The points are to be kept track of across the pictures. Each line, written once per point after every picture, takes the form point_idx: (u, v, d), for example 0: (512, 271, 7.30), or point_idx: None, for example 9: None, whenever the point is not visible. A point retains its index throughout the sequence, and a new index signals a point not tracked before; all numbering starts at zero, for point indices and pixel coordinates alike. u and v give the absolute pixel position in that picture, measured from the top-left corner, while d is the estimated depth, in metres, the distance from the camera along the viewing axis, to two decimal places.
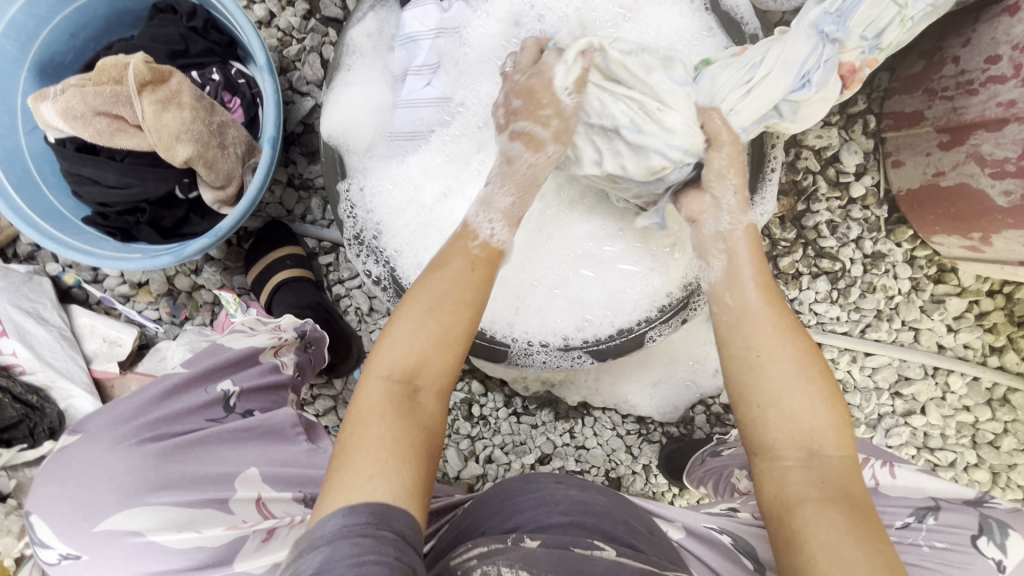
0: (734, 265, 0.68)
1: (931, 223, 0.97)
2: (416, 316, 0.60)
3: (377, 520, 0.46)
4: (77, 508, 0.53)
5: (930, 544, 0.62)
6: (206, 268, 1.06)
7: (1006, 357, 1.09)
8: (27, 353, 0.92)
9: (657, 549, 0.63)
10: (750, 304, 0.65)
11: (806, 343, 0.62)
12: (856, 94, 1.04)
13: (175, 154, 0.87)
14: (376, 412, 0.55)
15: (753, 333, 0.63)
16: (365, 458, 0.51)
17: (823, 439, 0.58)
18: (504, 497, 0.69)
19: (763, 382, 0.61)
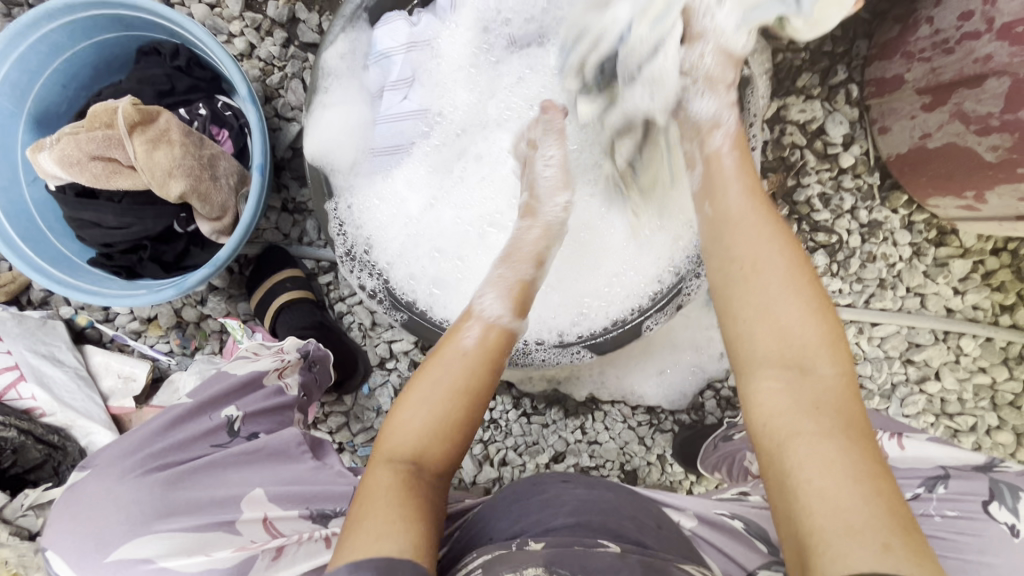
0: (716, 174, 0.66)
1: (924, 186, 0.96)
2: (424, 389, 0.61)
3: (385, 572, 0.45)
4: (87, 541, 0.55)
5: (940, 513, 0.61)
6: (211, 298, 1.09)
7: (1018, 314, 1.08)
8: (45, 395, 0.94)
9: (670, 542, 0.64)
10: (731, 213, 0.63)
11: (793, 254, 0.60)
12: (836, 65, 1.03)
13: (170, 190, 0.90)
14: (384, 493, 0.53)
15: (736, 245, 0.61)
16: (372, 523, 0.50)
17: (813, 355, 0.55)
18: (514, 498, 0.70)
19: (749, 296, 0.59)
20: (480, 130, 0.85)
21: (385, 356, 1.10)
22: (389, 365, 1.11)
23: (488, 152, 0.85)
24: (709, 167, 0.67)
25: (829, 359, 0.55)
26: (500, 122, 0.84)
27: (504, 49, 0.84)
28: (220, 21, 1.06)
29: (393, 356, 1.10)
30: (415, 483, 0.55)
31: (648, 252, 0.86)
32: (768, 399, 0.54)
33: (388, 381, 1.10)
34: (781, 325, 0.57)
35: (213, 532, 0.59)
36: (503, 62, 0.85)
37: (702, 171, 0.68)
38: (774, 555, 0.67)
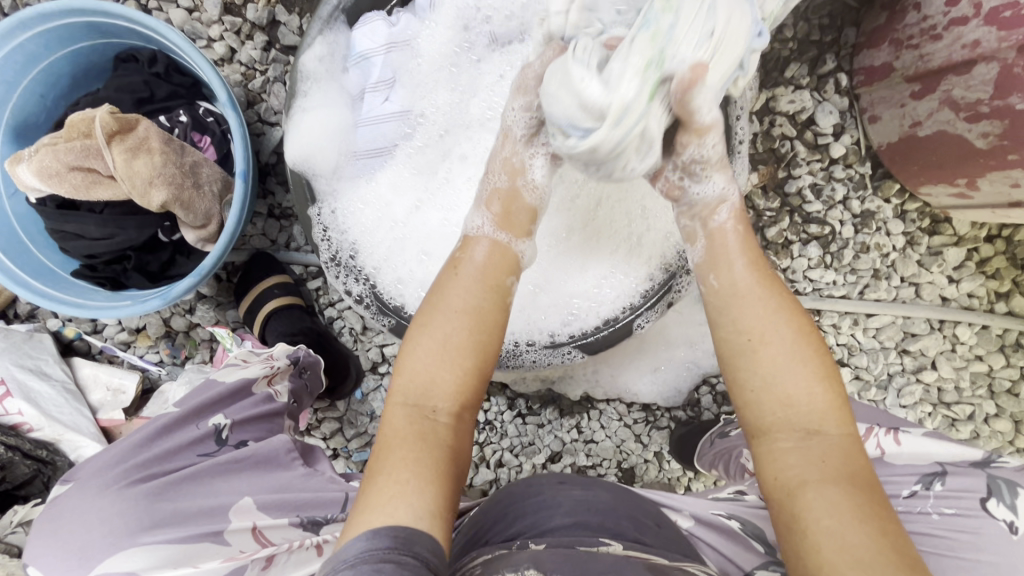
0: (719, 247, 0.68)
1: (915, 174, 0.95)
2: (433, 322, 0.63)
3: (401, 544, 0.45)
4: (72, 553, 0.56)
5: (938, 511, 0.61)
6: (200, 306, 1.08)
7: (1014, 301, 1.07)
8: (32, 411, 0.92)
9: (668, 543, 0.63)
10: (739, 287, 0.65)
11: (800, 323, 0.62)
12: (824, 54, 1.02)
13: (152, 199, 0.89)
14: (406, 436, 0.57)
15: (743, 316, 0.63)
16: (388, 479, 0.53)
17: (819, 419, 0.57)
18: (506, 502, 0.69)
19: (758, 365, 0.60)
20: (462, 127, 0.83)
21: (377, 360, 1.09)
22: (382, 369, 1.10)
23: (472, 151, 0.83)
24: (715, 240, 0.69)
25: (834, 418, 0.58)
26: (485, 122, 0.82)
27: (486, 47, 0.83)
28: (199, 26, 1.04)
29: (385, 360, 1.10)
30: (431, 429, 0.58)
31: (638, 253, 0.84)
32: (780, 459, 0.57)
33: (381, 385, 1.10)
34: (792, 397, 0.59)
35: (199, 543, 0.59)
36: (485, 61, 0.83)
37: (703, 244, 0.69)
38: (770, 554, 0.67)
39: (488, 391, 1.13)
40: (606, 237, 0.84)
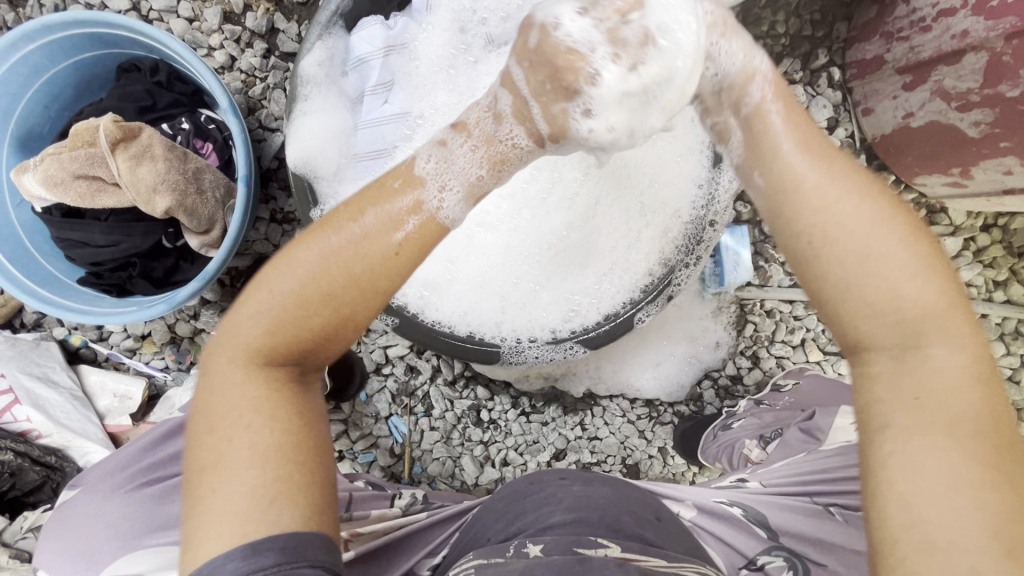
0: (767, 138, 0.49)
1: (910, 165, 0.96)
2: (273, 290, 0.48)
3: (290, 553, 0.44)
4: (78, 557, 0.56)
5: None
6: (204, 311, 1.09)
7: (1012, 289, 1.08)
8: (40, 417, 0.93)
9: (669, 538, 0.63)
10: (808, 182, 0.47)
11: (885, 201, 0.46)
12: (817, 48, 1.03)
13: (155, 206, 0.90)
14: (245, 424, 0.48)
15: (814, 211, 0.46)
16: (231, 479, 0.47)
17: (926, 328, 0.45)
18: (511, 498, 0.70)
19: (836, 273, 0.46)
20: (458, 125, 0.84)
21: (381, 362, 1.12)
22: (385, 370, 1.12)
23: None
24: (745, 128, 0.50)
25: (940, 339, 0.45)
26: None
27: (482, 48, 0.84)
28: (200, 36, 1.06)
29: (388, 361, 1.12)
30: (282, 397, 0.49)
31: (637, 249, 0.84)
32: (872, 387, 0.47)
33: (385, 387, 1.12)
34: (894, 314, 0.45)
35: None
36: (481, 61, 0.84)
37: (742, 134, 0.50)
38: (771, 539, 0.68)
39: (492, 390, 1.14)
40: (609, 236, 0.85)
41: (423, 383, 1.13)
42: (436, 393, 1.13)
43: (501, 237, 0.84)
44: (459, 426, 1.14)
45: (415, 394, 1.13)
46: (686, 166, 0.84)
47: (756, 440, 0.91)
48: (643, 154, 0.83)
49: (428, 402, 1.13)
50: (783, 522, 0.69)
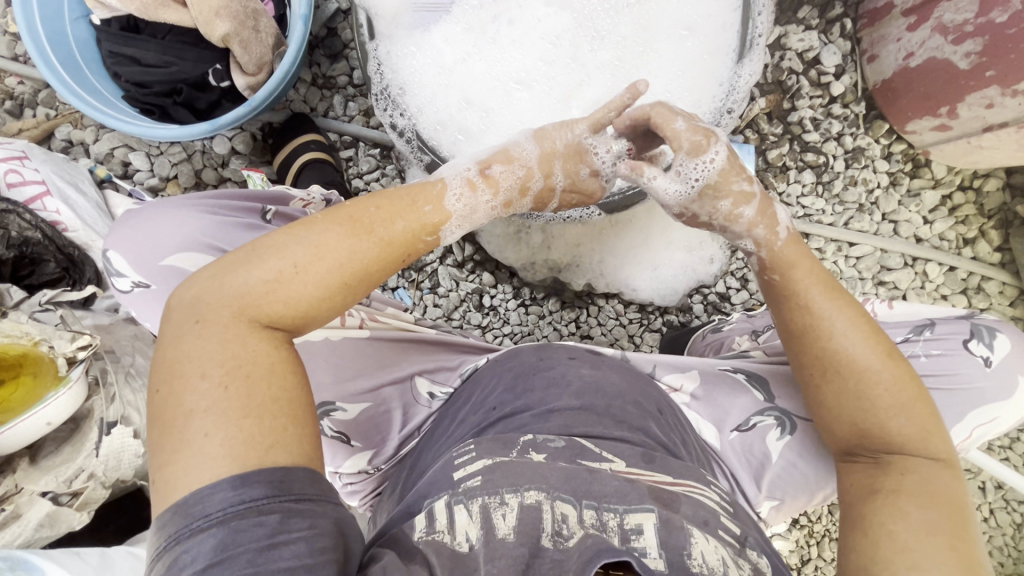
0: (792, 277, 0.69)
1: (904, 110, 1.07)
2: (265, 255, 0.53)
3: (280, 488, 0.44)
4: (146, 246, 0.62)
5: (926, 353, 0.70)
6: (233, 161, 1.15)
7: (979, 247, 1.20)
8: (70, 212, 0.94)
9: (671, 431, 0.71)
10: (847, 355, 0.65)
11: (887, 344, 0.67)
12: (833, 0, 1.14)
13: (215, 29, 0.95)
14: (221, 367, 0.47)
15: (854, 338, 0.65)
16: (201, 424, 0.45)
17: (916, 441, 0.63)
18: (518, 375, 0.73)
19: (859, 391, 0.65)
20: None
21: None
22: None
23: (521, 18, 0.90)
24: (769, 289, 0.72)
25: (912, 421, 0.63)
26: None
27: None
28: None
29: None
30: (273, 348, 0.51)
31: None
32: (860, 480, 0.64)
33: None
34: (896, 436, 0.64)
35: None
36: None
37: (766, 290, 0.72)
38: (767, 401, 0.77)
39: (496, 278, 1.19)
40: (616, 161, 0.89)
41: (433, 262, 1.18)
42: (443, 273, 1.18)
43: (537, 97, 0.91)
44: (461, 308, 1.19)
45: (424, 270, 1.19)
46: (712, 66, 0.91)
47: (747, 335, 0.96)
48: (674, 51, 0.91)
49: (435, 280, 1.19)
50: (781, 388, 0.78)
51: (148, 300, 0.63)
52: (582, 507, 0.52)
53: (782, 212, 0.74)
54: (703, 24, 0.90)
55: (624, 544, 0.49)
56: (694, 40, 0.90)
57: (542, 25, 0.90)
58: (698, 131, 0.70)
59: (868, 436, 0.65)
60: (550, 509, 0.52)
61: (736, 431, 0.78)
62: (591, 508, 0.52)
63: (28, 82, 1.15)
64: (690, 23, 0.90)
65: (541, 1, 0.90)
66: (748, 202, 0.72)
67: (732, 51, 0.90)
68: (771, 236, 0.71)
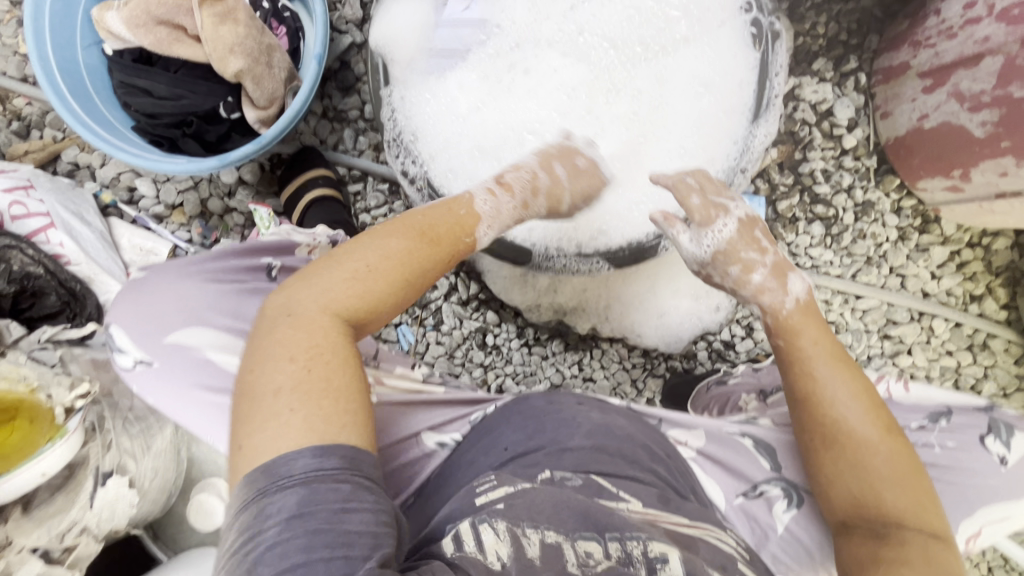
0: (801, 334, 0.72)
1: (916, 168, 1.06)
2: (343, 257, 0.57)
3: (350, 466, 0.46)
4: (149, 321, 0.60)
5: (942, 445, 0.70)
6: (240, 191, 1.14)
7: (986, 304, 1.19)
8: (73, 245, 0.93)
9: (679, 477, 0.71)
10: (846, 420, 0.66)
11: (885, 415, 0.67)
12: (848, 54, 1.13)
13: (227, 65, 0.95)
14: (305, 351, 0.51)
15: (850, 405, 0.67)
16: (287, 397, 0.48)
17: (914, 515, 0.62)
18: (529, 416, 0.72)
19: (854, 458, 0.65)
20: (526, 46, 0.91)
21: None
22: None
23: (537, 68, 0.91)
24: (778, 355, 0.74)
25: (905, 495, 0.63)
26: (550, 45, 0.91)
27: None
28: None
29: None
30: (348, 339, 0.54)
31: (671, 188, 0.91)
32: (859, 553, 0.61)
33: None
34: (894, 509, 0.62)
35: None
36: None
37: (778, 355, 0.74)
38: (774, 470, 0.76)
39: (500, 317, 1.18)
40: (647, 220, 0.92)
41: (438, 299, 1.17)
42: (448, 310, 1.17)
43: None
44: (464, 346, 1.18)
45: (428, 307, 1.18)
46: (727, 124, 0.90)
47: (754, 393, 0.94)
48: (690, 107, 0.90)
49: (439, 317, 1.18)
50: (788, 457, 0.77)
51: (150, 379, 0.60)
52: (606, 541, 0.50)
53: (799, 283, 0.77)
54: (720, 82, 0.89)
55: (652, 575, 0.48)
56: (710, 98, 0.90)
57: (558, 76, 0.91)
58: (713, 205, 0.77)
59: (863, 505, 0.64)
60: (573, 544, 0.49)
61: (741, 496, 0.76)
62: (615, 540, 0.50)
63: (36, 103, 1.14)
64: (708, 80, 0.90)
65: (558, 52, 0.91)
66: (757, 268, 0.77)
67: (747, 109, 0.90)
68: (779, 304, 0.75)
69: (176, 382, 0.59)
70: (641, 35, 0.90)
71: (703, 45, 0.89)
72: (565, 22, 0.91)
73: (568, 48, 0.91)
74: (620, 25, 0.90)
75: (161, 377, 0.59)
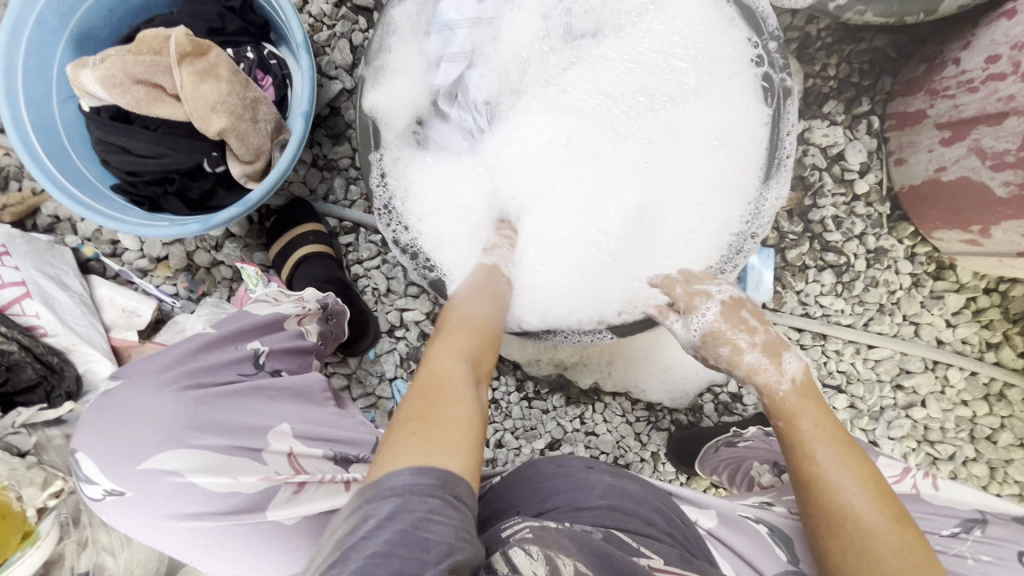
0: (796, 416, 0.67)
1: (932, 218, 1.02)
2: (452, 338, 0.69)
3: (443, 483, 0.48)
4: (119, 449, 0.55)
5: (975, 556, 0.64)
6: (227, 244, 1.09)
7: (1003, 353, 1.15)
8: (49, 315, 0.89)
9: (699, 543, 0.67)
10: (853, 508, 0.59)
11: (898, 507, 0.59)
12: (860, 96, 1.09)
13: (211, 124, 0.90)
14: (421, 400, 0.58)
15: (855, 493, 0.60)
16: (407, 432, 0.53)
17: None
18: (537, 479, 0.68)
19: (868, 559, 0.56)
20: (530, 106, 0.88)
21: (394, 324, 1.11)
22: (398, 334, 1.11)
23: (531, 118, 0.88)
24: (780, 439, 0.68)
25: None
26: (553, 91, 0.88)
27: (562, 36, 0.87)
28: None
29: (403, 325, 1.11)
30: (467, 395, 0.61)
31: (679, 243, 0.88)
32: None
33: (395, 349, 1.11)
34: None
35: (258, 461, 0.59)
36: (562, 43, 0.87)
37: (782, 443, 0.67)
38: (792, 564, 0.69)
39: (499, 370, 1.14)
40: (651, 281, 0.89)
41: None
42: None
43: (550, 205, 0.89)
44: None
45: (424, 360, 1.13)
46: (742, 181, 0.85)
47: (767, 466, 0.89)
48: (703, 159, 0.87)
49: None
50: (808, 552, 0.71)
51: (123, 508, 0.55)
52: None
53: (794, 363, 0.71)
54: (734, 133, 0.84)
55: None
56: (727, 151, 0.85)
57: (557, 124, 0.88)
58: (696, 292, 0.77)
59: None
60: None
61: None
62: None
63: (14, 154, 1.09)
64: (722, 133, 0.85)
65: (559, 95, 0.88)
66: (748, 351, 0.72)
67: (760, 168, 0.83)
68: (776, 383, 0.70)
69: (152, 511, 0.55)
70: (643, 84, 0.86)
71: (716, 94, 0.85)
72: (566, 71, 0.88)
73: (568, 99, 0.88)
74: (625, 82, 0.86)
75: (136, 507, 0.55)
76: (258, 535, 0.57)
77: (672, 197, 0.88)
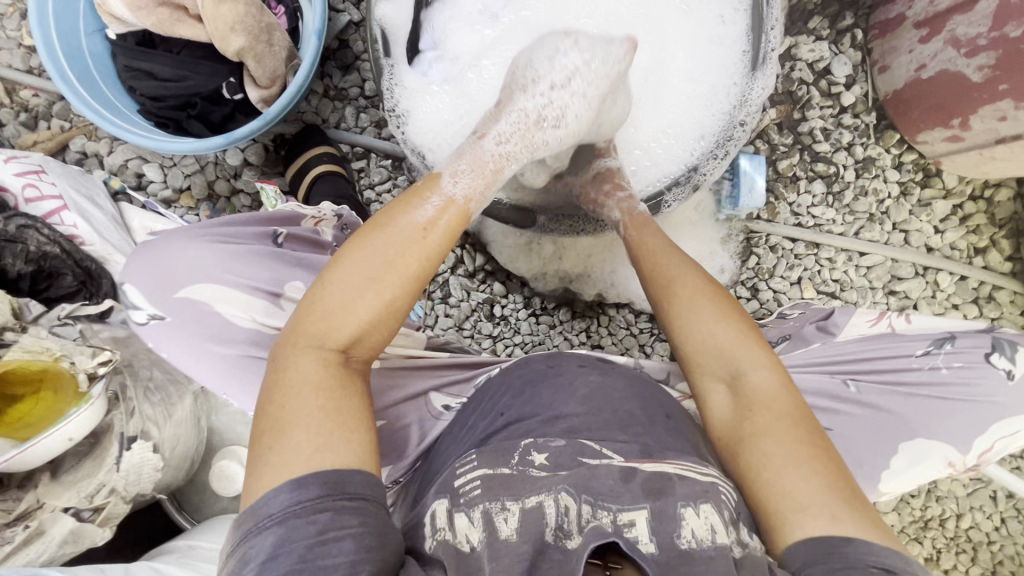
0: (643, 240, 0.79)
1: (916, 121, 1.07)
2: (340, 280, 0.59)
3: (328, 490, 0.49)
4: (159, 281, 0.65)
5: (949, 365, 0.79)
6: (246, 172, 1.15)
7: (990, 257, 1.20)
8: (86, 225, 0.96)
9: (678, 438, 0.64)
10: (682, 289, 0.70)
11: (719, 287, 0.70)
12: (843, 11, 1.14)
13: (230, 44, 0.96)
14: (304, 382, 0.55)
15: (685, 284, 0.70)
16: (284, 434, 0.52)
17: (752, 362, 0.65)
18: (527, 381, 0.71)
19: (704, 334, 0.67)
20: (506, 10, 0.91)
21: None
22: None
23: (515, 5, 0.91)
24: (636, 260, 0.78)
25: (746, 342, 0.66)
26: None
27: None
28: None
29: None
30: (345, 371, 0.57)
31: (673, 112, 0.93)
32: (720, 410, 0.65)
33: None
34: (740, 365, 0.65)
35: (278, 306, 0.67)
36: None
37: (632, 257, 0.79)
38: None
39: (507, 287, 1.20)
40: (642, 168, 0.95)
41: (445, 272, 1.19)
42: (455, 283, 1.18)
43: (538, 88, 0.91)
44: (472, 317, 1.19)
45: (435, 280, 1.19)
46: (726, 53, 0.91)
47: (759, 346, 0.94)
48: (679, 24, 0.92)
49: (446, 290, 1.19)
50: None
51: (163, 333, 0.65)
52: (581, 501, 0.53)
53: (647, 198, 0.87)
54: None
55: (620, 534, 0.50)
56: (700, 13, 0.91)
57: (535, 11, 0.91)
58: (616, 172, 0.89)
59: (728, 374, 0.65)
60: (552, 504, 0.53)
61: None
62: (589, 502, 0.53)
63: (42, 95, 1.16)
64: None
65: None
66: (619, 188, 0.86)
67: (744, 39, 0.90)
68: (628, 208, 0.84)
69: (186, 335, 0.64)
70: None
71: None
72: None
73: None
74: None
75: (173, 331, 0.64)
76: (267, 375, 0.64)
77: (666, 66, 0.92)
